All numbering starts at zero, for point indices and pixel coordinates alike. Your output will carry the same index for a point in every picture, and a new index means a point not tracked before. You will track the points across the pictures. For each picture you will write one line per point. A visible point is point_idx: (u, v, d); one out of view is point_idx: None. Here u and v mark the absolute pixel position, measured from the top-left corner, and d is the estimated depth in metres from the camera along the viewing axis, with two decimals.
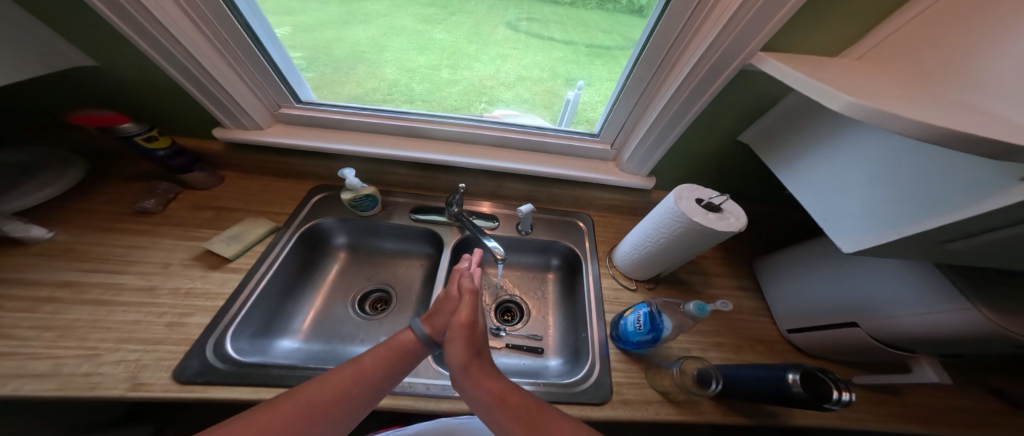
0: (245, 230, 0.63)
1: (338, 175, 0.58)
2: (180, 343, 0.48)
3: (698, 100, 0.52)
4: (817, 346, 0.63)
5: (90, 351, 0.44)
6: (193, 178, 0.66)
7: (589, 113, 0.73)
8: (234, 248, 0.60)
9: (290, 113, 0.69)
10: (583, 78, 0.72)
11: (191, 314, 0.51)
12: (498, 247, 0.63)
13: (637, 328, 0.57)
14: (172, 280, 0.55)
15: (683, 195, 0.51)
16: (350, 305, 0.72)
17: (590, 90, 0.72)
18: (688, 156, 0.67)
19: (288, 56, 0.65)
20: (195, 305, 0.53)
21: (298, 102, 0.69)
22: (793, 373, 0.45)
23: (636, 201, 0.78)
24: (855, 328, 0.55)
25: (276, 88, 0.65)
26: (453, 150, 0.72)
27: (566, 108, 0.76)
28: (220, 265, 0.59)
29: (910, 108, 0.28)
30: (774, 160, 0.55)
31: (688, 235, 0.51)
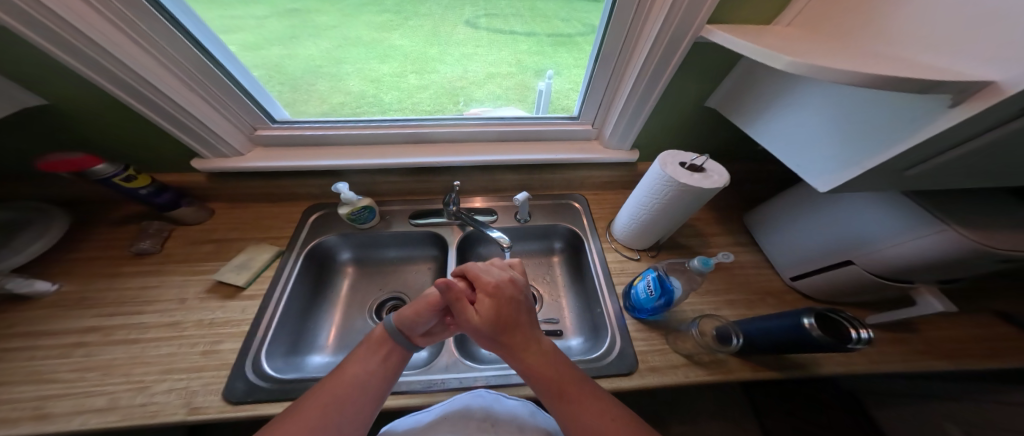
0: (252, 257, 0.62)
1: (333, 190, 0.58)
2: (221, 367, 0.50)
3: (666, 71, 0.55)
4: (818, 289, 0.72)
5: (139, 384, 0.46)
6: (182, 214, 0.64)
7: (564, 101, 0.76)
8: (246, 275, 0.59)
9: (271, 135, 0.67)
10: (551, 68, 0.78)
11: (222, 341, 0.53)
12: (503, 237, 0.64)
13: (649, 294, 0.62)
14: (193, 314, 0.55)
15: (668, 161, 0.54)
16: (369, 315, 0.73)
17: (560, 78, 0.77)
18: (668, 126, 0.70)
19: (251, 76, 0.62)
20: (223, 332, 0.54)
21: (275, 123, 0.67)
22: (809, 318, 0.50)
23: (627, 175, 0.81)
24: (852, 265, 0.63)
25: (250, 111, 0.63)
26: (445, 151, 0.72)
27: (540, 98, 0.78)
28: (235, 294, 0.58)
29: (841, 61, 0.31)
30: (743, 117, 0.58)
31: (680, 198, 0.54)
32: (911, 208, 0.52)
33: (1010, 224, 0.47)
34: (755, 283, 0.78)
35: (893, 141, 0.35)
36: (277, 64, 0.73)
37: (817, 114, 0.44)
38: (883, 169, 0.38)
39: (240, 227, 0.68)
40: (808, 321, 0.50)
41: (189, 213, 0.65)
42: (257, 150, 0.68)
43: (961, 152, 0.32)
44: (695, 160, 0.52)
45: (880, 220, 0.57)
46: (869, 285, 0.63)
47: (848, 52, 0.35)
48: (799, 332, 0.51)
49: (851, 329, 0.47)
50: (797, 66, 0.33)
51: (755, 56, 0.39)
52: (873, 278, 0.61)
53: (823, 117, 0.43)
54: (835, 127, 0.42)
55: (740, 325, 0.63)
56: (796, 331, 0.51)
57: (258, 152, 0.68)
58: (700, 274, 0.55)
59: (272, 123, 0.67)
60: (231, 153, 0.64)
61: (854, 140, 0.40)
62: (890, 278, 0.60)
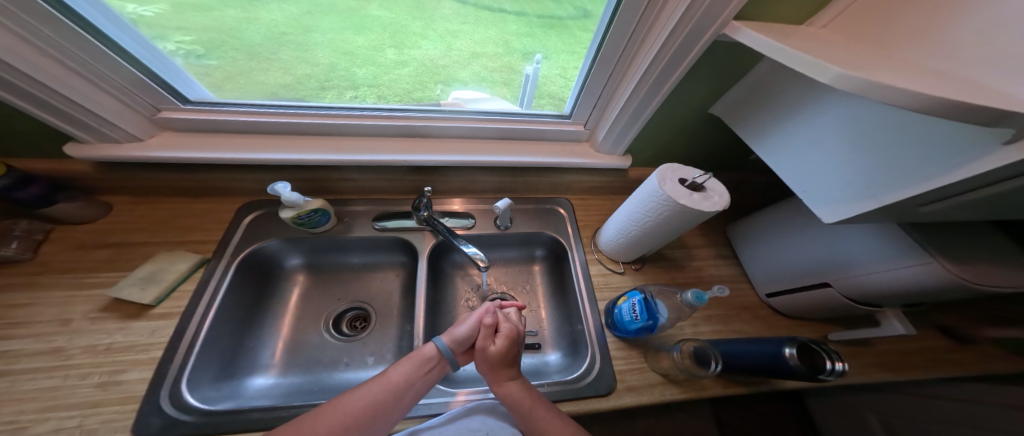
0: (163, 268, 0.50)
1: (268, 191, 0.47)
2: (124, 402, 0.40)
3: (675, 73, 0.48)
4: (793, 307, 0.71)
5: (4, 429, 0.36)
6: (63, 211, 0.50)
7: (550, 87, 0.69)
8: (154, 291, 0.48)
9: (175, 117, 0.52)
10: (538, 51, 0.69)
11: (125, 370, 0.43)
12: (478, 254, 0.56)
13: (633, 317, 0.58)
14: (84, 338, 0.44)
15: (666, 175, 0.48)
16: (326, 329, 0.64)
17: (546, 62, 0.68)
18: (664, 133, 0.65)
19: (150, 44, 0.47)
20: (126, 359, 0.43)
21: (187, 104, 0.53)
22: (790, 347, 0.48)
23: (616, 182, 0.76)
24: (829, 288, 0.61)
25: (151, 92, 0.49)
26: (415, 148, 0.62)
27: (526, 84, 0.71)
28: (141, 314, 0.47)
29: (900, 79, 0.25)
30: (749, 128, 0.53)
31: (675, 218, 0.49)
32: (896, 235, 0.51)
33: (994, 257, 0.46)
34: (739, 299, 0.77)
35: (919, 179, 0.31)
36: (232, 27, 0.63)
37: (833, 137, 0.40)
38: (899, 205, 0.35)
39: (148, 229, 0.54)
40: (790, 351, 0.47)
41: (77, 210, 0.51)
42: (163, 134, 0.54)
43: (984, 195, 0.29)
44: (697, 178, 0.46)
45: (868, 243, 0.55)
46: (846, 308, 0.63)
47: (897, 66, 0.30)
48: (780, 360, 0.48)
49: (826, 360, 0.44)
50: (849, 80, 0.26)
51: (797, 67, 0.32)
52: (850, 302, 0.60)
53: (842, 141, 0.39)
54: (855, 154, 0.38)
55: (719, 345, 0.60)
56: (778, 359, 0.49)
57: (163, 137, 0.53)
58: (692, 306, 0.51)
59: (186, 104, 0.52)
60: (127, 138, 0.50)
61: (873, 171, 0.36)
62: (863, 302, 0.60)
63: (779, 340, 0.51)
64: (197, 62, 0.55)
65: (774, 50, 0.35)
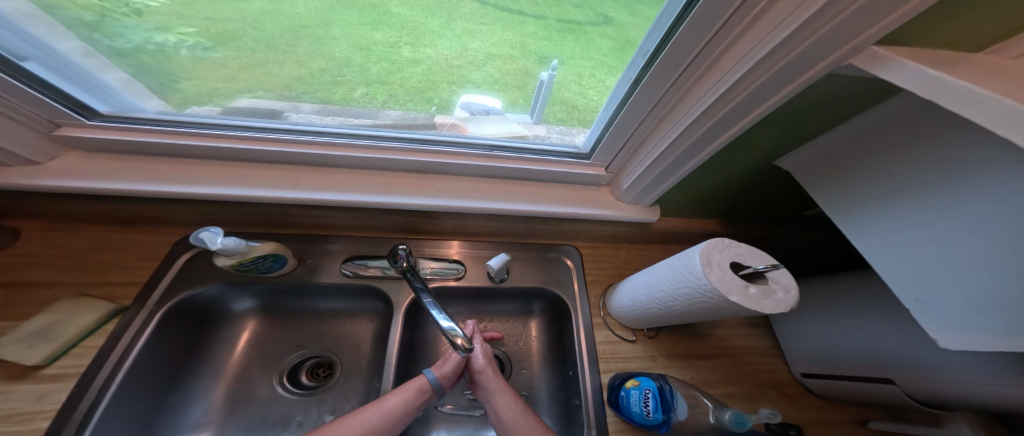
0: (63, 321, 0.41)
1: (190, 240, 0.38)
2: None
3: (734, 125, 0.37)
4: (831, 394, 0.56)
5: None
6: None
7: (565, 94, 0.55)
8: (44, 350, 0.38)
9: (78, 135, 0.44)
10: (555, 54, 0.51)
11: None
12: (456, 330, 0.46)
13: (643, 410, 0.47)
14: None
15: (712, 256, 0.34)
16: (279, 382, 0.52)
17: (566, 68, 0.52)
18: (705, 183, 0.53)
19: (64, 49, 0.39)
20: None
21: (96, 119, 0.44)
22: None
23: (634, 232, 0.64)
24: (891, 385, 0.43)
25: (40, 105, 0.40)
26: (396, 185, 0.52)
27: (539, 94, 0.55)
28: (26, 375, 0.37)
29: None
30: (837, 196, 0.40)
31: (718, 311, 0.36)
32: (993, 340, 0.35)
33: None
34: (767, 372, 0.61)
35: None
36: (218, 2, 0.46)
37: (978, 236, 0.26)
38: None
39: (66, 265, 0.46)
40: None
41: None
42: (69, 156, 0.46)
43: None
44: (761, 268, 0.33)
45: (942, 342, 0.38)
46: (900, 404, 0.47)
47: None
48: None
49: None
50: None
51: (1007, 131, 0.18)
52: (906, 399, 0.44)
53: (976, 248, 0.27)
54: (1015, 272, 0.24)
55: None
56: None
57: (120, 161, 0.47)
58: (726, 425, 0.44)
59: (91, 121, 0.44)
60: (16, 162, 0.42)
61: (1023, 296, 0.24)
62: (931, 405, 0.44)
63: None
64: (205, 54, 0.47)
65: (950, 92, 0.21)
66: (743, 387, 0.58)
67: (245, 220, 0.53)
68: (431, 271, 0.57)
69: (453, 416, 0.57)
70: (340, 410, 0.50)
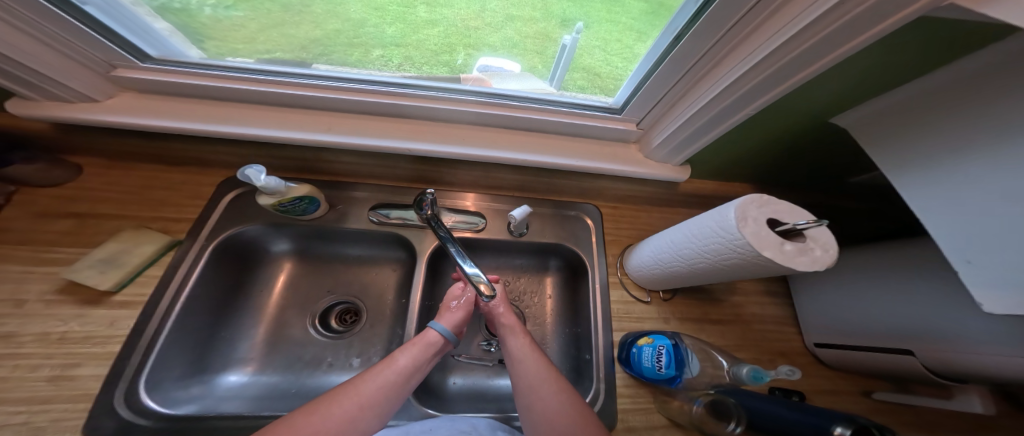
0: (125, 250, 0.44)
1: (238, 175, 0.41)
2: (79, 399, 0.36)
3: (790, 78, 0.33)
4: (844, 367, 0.55)
5: None
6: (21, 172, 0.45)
7: (587, 60, 0.51)
8: (114, 276, 0.42)
9: (139, 78, 0.45)
10: (580, 16, 0.46)
11: (79, 364, 0.38)
12: (480, 275, 0.48)
13: (655, 366, 0.48)
14: (33, 325, 0.39)
15: (748, 211, 0.32)
16: (312, 324, 0.56)
17: (590, 33, 0.48)
18: (743, 142, 0.50)
19: None
20: (81, 352, 0.38)
21: (147, 62, 0.45)
22: (840, 425, 0.31)
23: (656, 192, 0.63)
24: (909, 357, 0.43)
25: (90, 43, 0.40)
26: (421, 133, 0.52)
27: (560, 59, 0.51)
28: (101, 300, 0.42)
29: None
30: (896, 153, 0.36)
31: (748, 268, 0.35)
32: None
33: None
34: (777, 344, 0.61)
35: None
36: None
37: None
38: None
39: (122, 200, 0.50)
40: (839, 430, 0.31)
41: (36, 173, 0.46)
42: (125, 96, 0.48)
43: None
44: (799, 225, 0.31)
45: (978, 316, 0.36)
46: (918, 379, 0.46)
47: None
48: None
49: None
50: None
51: None
52: (926, 374, 0.43)
53: None
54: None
55: (737, 397, 0.45)
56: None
57: (157, 102, 0.48)
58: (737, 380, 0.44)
59: (143, 64, 0.45)
60: (78, 99, 0.44)
61: None
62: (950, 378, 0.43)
63: (826, 415, 0.35)
64: (226, 14, 0.46)
65: None
66: (752, 353, 0.59)
67: (279, 163, 0.55)
68: (452, 224, 0.59)
69: (470, 364, 0.61)
70: (367, 355, 0.54)
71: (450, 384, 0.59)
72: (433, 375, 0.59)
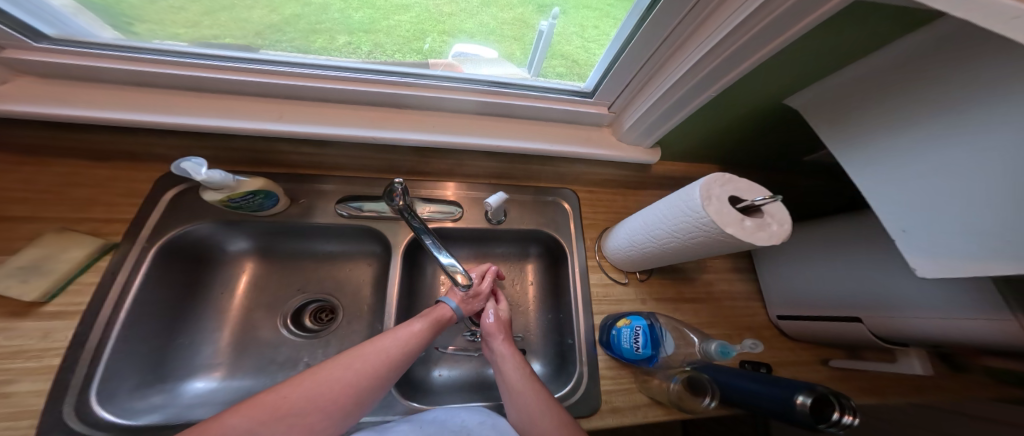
0: (53, 255, 0.40)
1: (172, 169, 0.37)
2: (16, 418, 0.33)
3: (745, 61, 0.34)
4: (804, 336, 0.59)
5: None
6: None
7: (566, 48, 0.49)
8: (41, 285, 0.38)
9: (36, 59, 0.40)
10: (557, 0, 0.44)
11: (12, 381, 0.34)
12: (456, 265, 0.47)
13: (633, 346, 0.50)
14: None
15: (712, 189, 0.33)
16: (283, 324, 0.54)
17: (567, 19, 0.45)
18: (710, 125, 0.51)
19: None
20: (14, 368, 0.35)
21: (43, 42, 0.40)
22: (803, 395, 0.36)
23: (630, 175, 0.64)
24: (857, 323, 0.46)
25: None
26: (387, 121, 0.50)
27: (538, 45, 0.49)
28: (32, 310, 0.38)
29: None
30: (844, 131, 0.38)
31: (714, 245, 0.36)
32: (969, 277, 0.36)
33: None
34: (744, 317, 0.64)
35: None
36: None
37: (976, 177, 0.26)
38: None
39: (50, 201, 0.45)
40: (802, 398, 0.36)
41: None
42: (20, 81, 0.42)
43: None
44: (757, 201, 0.32)
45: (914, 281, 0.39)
46: (866, 343, 0.51)
47: None
48: (790, 411, 0.37)
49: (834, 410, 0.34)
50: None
51: None
52: (873, 338, 0.47)
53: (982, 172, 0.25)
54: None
55: (712, 373, 0.50)
56: (786, 410, 0.38)
57: (83, 90, 0.43)
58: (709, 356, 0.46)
59: (38, 44, 0.40)
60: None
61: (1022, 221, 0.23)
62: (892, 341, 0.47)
63: (789, 384, 0.40)
64: None
65: None
66: (721, 327, 0.62)
67: (234, 155, 0.51)
68: (427, 214, 0.57)
69: (454, 356, 0.61)
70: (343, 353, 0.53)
71: (434, 376, 0.59)
72: (415, 368, 0.58)
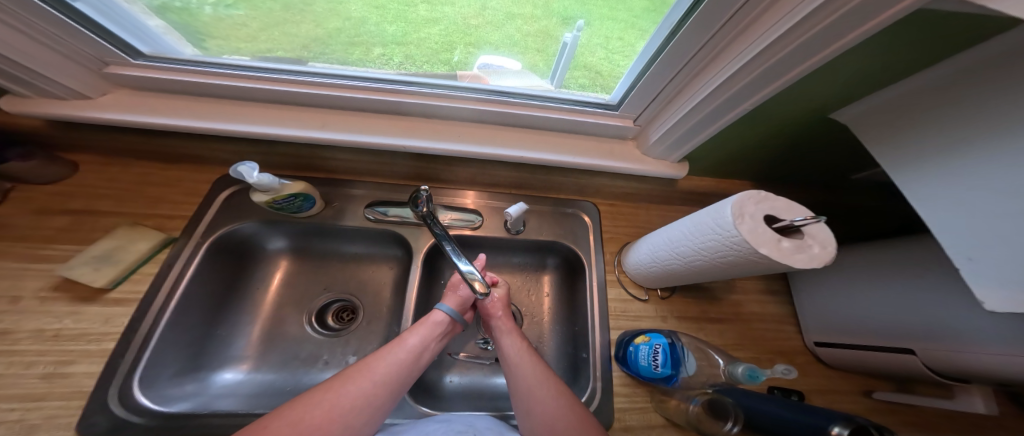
0: (120, 246, 0.44)
1: (231, 172, 0.40)
2: (73, 397, 0.36)
3: (782, 76, 0.33)
4: (846, 368, 0.54)
5: None
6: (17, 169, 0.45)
7: (589, 59, 0.50)
8: (109, 273, 0.42)
9: (127, 74, 0.45)
10: (582, 14, 0.46)
11: (73, 361, 0.38)
12: (475, 273, 0.47)
13: (653, 366, 0.48)
14: (30, 321, 0.39)
15: (746, 207, 0.32)
16: (308, 321, 0.56)
17: (591, 31, 0.47)
18: (741, 139, 0.49)
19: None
20: (76, 349, 0.38)
21: (140, 59, 0.45)
22: (836, 425, 0.31)
23: (655, 189, 0.62)
24: (912, 355, 0.42)
25: (86, 41, 0.40)
26: (415, 130, 0.52)
27: (562, 56, 0.50)
28: (97, 296, 0.42)
29: None
30: (897, 152, 0.35)
31: (746, 266, 0.34)
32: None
33: None
34: (775, 340, 0.60)
35: None
36: None
37: None
38: None
39: (119, 197, 0.50)
40: (837, 429, 0.31)
41: (33, 170, 0.46)
42: (119, 93, 0.48)
43: None
44: (796, 222, 0.30)
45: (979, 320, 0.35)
46: (922, 377, 0.46)
47: None
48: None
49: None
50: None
51: None
52: (927, 373, 0.42)
53: None
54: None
55: (736, 397, 0.45)
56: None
57: (152, 100, 0.48)
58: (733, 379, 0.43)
59: (135, 60, 0.45)
60: (70, 96, 0.44)
61: None
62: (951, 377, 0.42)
63: (829, 414, 0.34)
64: (227, 12, 0.46)
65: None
66: (751, 352, 0.58)
67: (276, 160, 0.55)
68: (448, 222, 0.58)
69: (465, 362, 0.61)
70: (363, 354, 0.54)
71: (446, 381, 0.59)
72: (429, 372, 0.59)
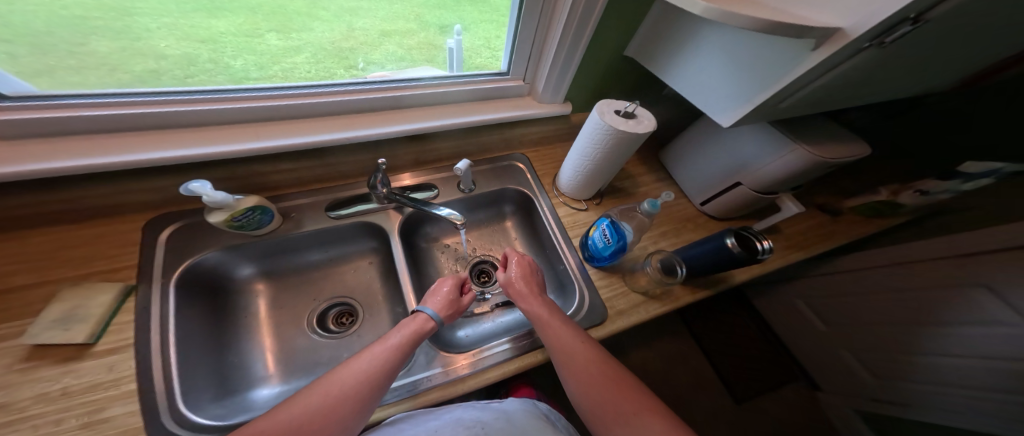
0: (82, 303, 0.42)
1: (183, 193, 0.42)
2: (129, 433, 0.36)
3: (589, 23, 0.57)
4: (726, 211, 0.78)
5: None
6: None
7: (476, 59, 0.71)
8: (85, 328, 0.40)
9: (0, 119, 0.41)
10: (457, 24, 0.69)
11: (105, 407, 0.37)
12: (455, 215, 0.60)
13: (606, 241, 0.63)
14: (26, 388, 0.36)
15: (604, 111, 0.57)
16: (309, 329, 0.62)
17: (469, 35, 0.70)
18: (592, 79, 0.74)
19: None
20: (98, 399, 0.38)
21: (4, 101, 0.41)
22: (731, 238, 0.58)
23: (557, 130, 0.84)
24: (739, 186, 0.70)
25: None
26: (348, 124, 0.62)
27: (451, 58, 0.70)
28: (84, 352, 0.40)
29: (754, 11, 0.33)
30: (661, 64, 0.62)
31: (619, 147, 0.58)
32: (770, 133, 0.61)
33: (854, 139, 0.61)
34: (682, 211, 0.82)
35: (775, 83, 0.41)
36: None
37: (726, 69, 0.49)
38: (765, 105, 0.45)
39: (48, 264, 0.46)
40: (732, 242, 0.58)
41: None
42: None
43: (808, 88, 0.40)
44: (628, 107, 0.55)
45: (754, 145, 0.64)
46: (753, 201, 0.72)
47: None
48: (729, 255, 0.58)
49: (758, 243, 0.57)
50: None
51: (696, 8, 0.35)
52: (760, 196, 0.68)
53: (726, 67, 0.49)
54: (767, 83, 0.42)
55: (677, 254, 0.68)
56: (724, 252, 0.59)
57: (37, 146, 0.44)
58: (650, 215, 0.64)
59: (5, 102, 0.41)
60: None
61: (745, 82, 0.46)
62: (765, 192, 0.68)
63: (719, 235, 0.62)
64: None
65: None
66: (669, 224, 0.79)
67: (223, 184, 0.57)
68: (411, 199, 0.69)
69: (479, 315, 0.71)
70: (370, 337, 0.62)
71: (461, 337, 0.66)
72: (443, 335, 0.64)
